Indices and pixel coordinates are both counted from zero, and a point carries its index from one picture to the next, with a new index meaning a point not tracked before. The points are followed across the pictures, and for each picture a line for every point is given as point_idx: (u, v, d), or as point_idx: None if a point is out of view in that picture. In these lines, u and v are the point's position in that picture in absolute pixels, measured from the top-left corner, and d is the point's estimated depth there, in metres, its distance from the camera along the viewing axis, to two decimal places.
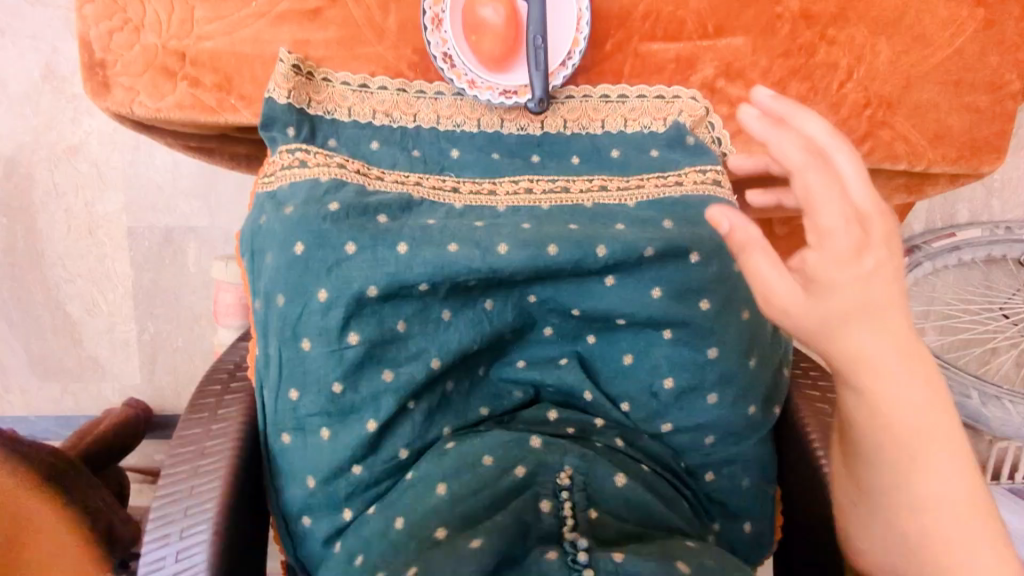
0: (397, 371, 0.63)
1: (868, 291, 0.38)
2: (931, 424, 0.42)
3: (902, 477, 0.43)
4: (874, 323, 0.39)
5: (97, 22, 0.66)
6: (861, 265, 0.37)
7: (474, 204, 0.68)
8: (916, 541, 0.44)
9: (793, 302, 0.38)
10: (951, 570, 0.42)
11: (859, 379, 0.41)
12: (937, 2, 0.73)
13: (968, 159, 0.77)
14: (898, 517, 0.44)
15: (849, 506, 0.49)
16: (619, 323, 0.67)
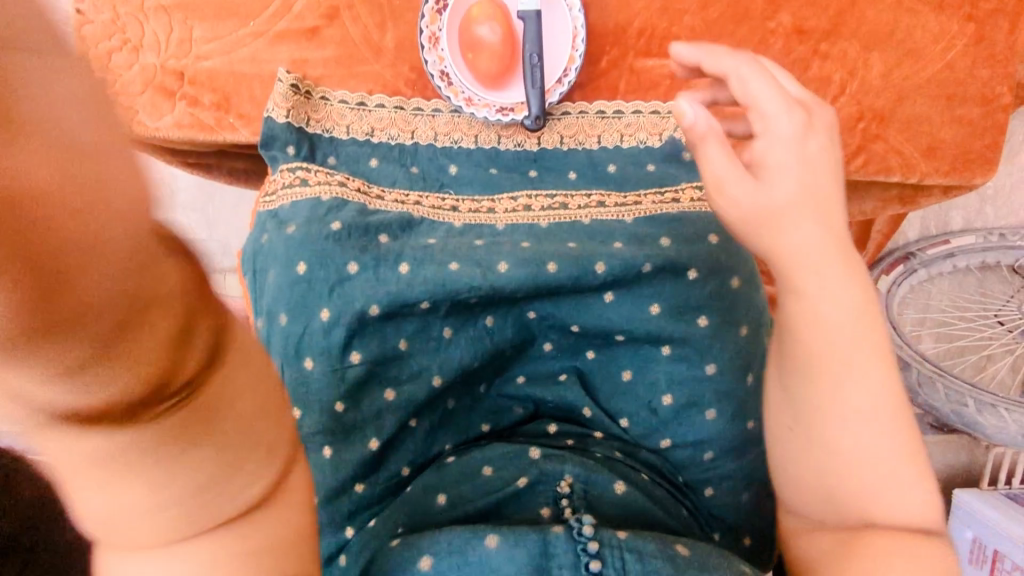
0: (399, 389, 0.63)
1: (814, 170, 0.47)
2: (857, 335, 0.46)
3: (833, 383, 0.45)
4: (812, 212, 0.46)
5: (96, 42, 0.66)
6: (807, 144, 0.47)
7: (473, 222, 0.69)
8: (846, 452, 0.45)
9: (744, 180, 0.45)
10: (879, 478, 0.44)
11: (800, 271, 0.46)
12: (928, 17, 0.74)
13: (960, 171, 0.78)
14: (827, 428, 0.45)
15: (778, 445, 0.49)
16: (618, 340, 0.68)
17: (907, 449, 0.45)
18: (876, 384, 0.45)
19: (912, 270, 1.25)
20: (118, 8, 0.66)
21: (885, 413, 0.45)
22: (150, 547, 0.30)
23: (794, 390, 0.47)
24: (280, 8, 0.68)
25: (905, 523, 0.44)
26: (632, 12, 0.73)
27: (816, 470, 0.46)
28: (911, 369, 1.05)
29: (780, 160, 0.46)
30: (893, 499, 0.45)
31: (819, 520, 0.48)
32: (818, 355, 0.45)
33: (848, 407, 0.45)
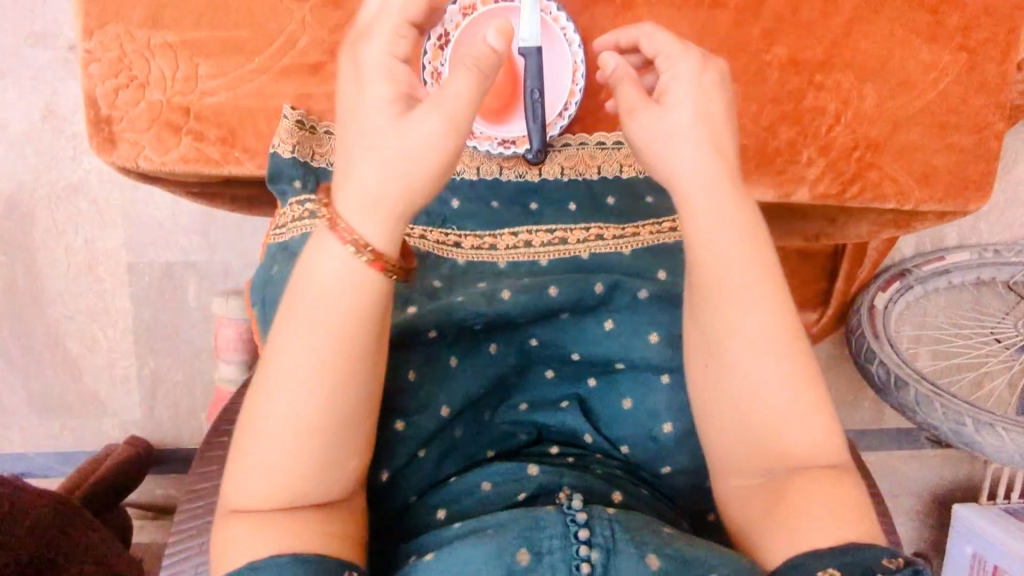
0: (408, 421, 0.63)
1: (711, 132, 0.56)
2: (749, 266, 0.55)
3: (727, 306, 0.55)
4: (705, 148, 0.56)
5: (103, 80, 0.67)
6: (704, 101, 0.56)
7: (475, 260, 0.70)
8: (741, 370, 0.55)
9: (649, 111, 0.57)
10: (765, 399, 0.54)
11: (696, 199, 0.56)
12: (921, 47, 0.75)
13: (955, 198, 0.79)
14: (727, 350, 0.55)
15: (697, 380, 0.58)
16: (617, 368, 0.70)
17: (801, 379, 0.55)
18: (768, 319, 0.55)
19: (908, 287, 1.25)
20: (125, 46, 0.67)
21: (778, 344, 0.55)
22: (297, 484, 0.48)
23: (702, 324, 0.56)
24: (284, 44, 0.68)
25: (796, 450, 0.54)
26: None
27: (733, 406, 0.55)
28: (909, 388, 1.07)
29: (677, 122, 0.56)
30: (796, 430, 0.54)
31: (738, 462, 0.56)
32: (714, 296, 0.55)
33: (745, 344, 0.54)
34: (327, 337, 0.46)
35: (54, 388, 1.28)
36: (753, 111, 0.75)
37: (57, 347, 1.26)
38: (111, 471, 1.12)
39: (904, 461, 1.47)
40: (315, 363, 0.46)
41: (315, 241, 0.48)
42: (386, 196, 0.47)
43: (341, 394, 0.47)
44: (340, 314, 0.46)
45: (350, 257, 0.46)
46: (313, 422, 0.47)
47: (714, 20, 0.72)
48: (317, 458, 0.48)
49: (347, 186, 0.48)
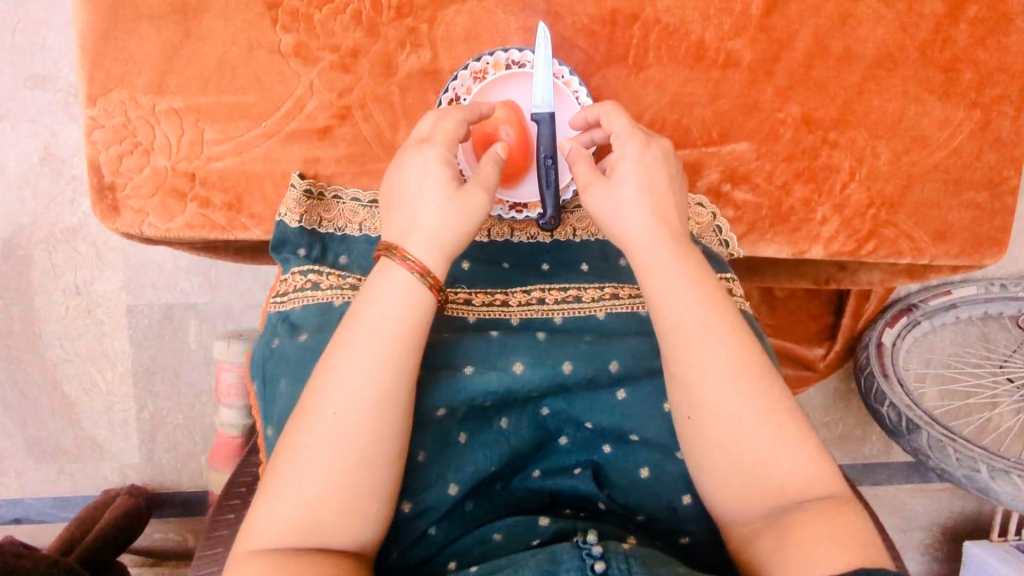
0: (416, 500, 0.62)
1: (656, 194, 0.60)
2: (709, 307, 0.57)
3: (698, 354, 0.56)
4: (657, 204, 0.60)
5: (106, 146, 0.66)
6: (649, 177, 0.61)
7: (487, 318, 0.69)
8: (727, 411, 0.55)
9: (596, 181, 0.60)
10: (757, 429, 0.55)
11: (653, 255, 0.58)
12: (935, 104, 0.74)
13: (971, 253, 0.78)
14: (707, 397, 0.56)
15: (683, 433, 0.58)
16: (632, 439, 0.68)
17: (781, 411, 0.56)
18: (739, 357, 0.56)
19: (915, 322, 1.21)
20: (129, 112, 0.66)
21: (751, 379, 0.56)
22: (352, 504, 0.50)
23: (675, 377, 0.57)
24: (292, 108, 0.67)
25: (791, 476, 0.54)
26: (643, 104, 0.71)
27: (722, 451, 0.55)
28: (922, 432, 1.05)
29: (626, 190, 0.59)
30: (785, 463, 0.54)
31: (740, 505, 0.56)
32: (683, 345, 0.56)
33: (719, 387, 0.55)
34: (383, 366, 0.52)
35: (51, 432, 1.24)
36: (767, 170, 0.74)
37: (54, 391, 1.22)
38: (113, 519, 1.11)
39: (912, 495, 1.45)
40: (373, 388, 0.51)
41: (373, 281, 0.55)
42: (447, 239, 0.56)
43: (387, 426, 0.52)
44: (398, 348, 0.53)
45: (413, 294, 0.54)
46: (357, 448, 0.51)
47: (727, 80, 0.71)
48: (348, 488, 0.50)
49: (411, 232, 0.56)
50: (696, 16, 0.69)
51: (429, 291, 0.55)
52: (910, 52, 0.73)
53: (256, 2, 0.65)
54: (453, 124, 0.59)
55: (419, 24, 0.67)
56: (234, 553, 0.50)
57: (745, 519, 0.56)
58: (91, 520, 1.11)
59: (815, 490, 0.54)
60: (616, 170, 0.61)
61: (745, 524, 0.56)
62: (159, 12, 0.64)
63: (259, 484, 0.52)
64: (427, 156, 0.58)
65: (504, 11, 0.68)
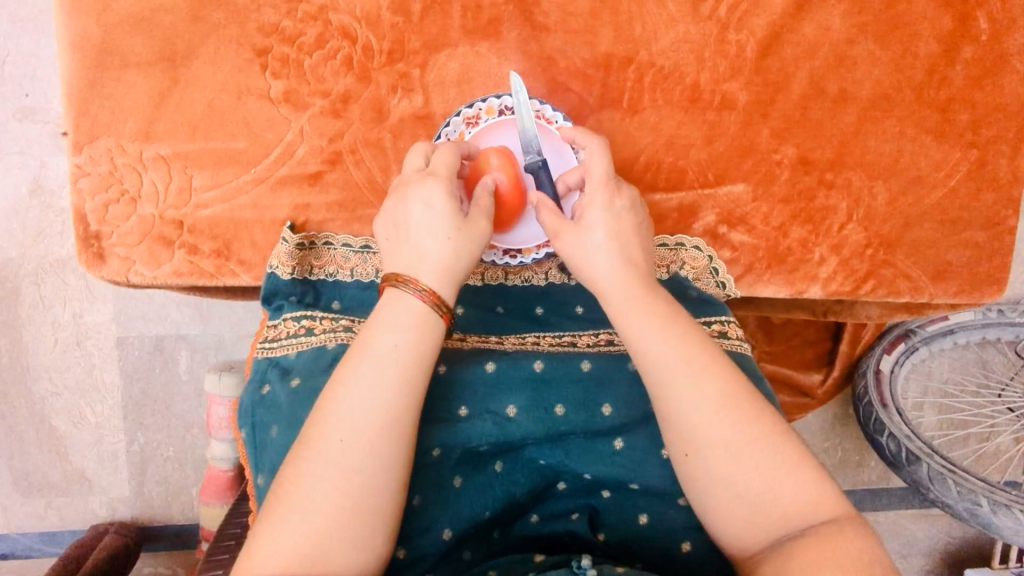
0: (410, 546, 0.61)
1: (621, 240, 0.60)
2: (688, 342, 0.57)
3: (682, 391, 0.55)
4: (626, 244, 0.60)
5: (93, 194, 0.65)
6: (617, 221, 0.60)
7: (482, 348, 0.68)
8: (720, 442, 0.54)
9: (564, 229, 0.61)
10: (753, 457, 0.53)
11: (625, 298, 0.58)
12: (931, 144, 0.74)
13: (970, 292, 0.77)
14: (699, 432, 0.54)
15: (682, 474, 0.56)
16: (632, 487, 0.65)
17: (779, 435, 0.55)
18: (728, 385, 0.55)
19: (913, 348, 1.20)
20: (115, 159, 0.65)
21: (743, 409, 0.55)
22: (355, 533, 0.49)
23: (663, 417, 0.57)
24: (282, 154, 0.66)
25: (793, 500, 0.53)
26: (638, 147, 0.70)
27: (723, 485, 0.54)
28: (921, 464, 1.04)
29: (594, 236, 0.60)
30: (788, 488, 0.53)
31: (746, 537, 0.54)
32: (665, 384, 0.56)
33: (711, 419, 0.54)
34: (393, 391, 0.51)
35: (37, 467, 1.21)
36: (764, 211, 0.73)
37: (41, 425, 1.19)
38: (107, 549, 1.11)
39: (912, 520, 1.44)
40: (378, 412, 0.50)
41: (369, 323, 0.55)
42: (458, 267, 0.56)
43: (394, 454, 0.51)
44: (409, 375, 0.52)
45: (423, 320, 0.54)
46: (363, 475, 0.49)
47: (723, 122, 0.70)
48: (354, 517, 0.49)
49: (418, 264, 0.55)
50: (691, 60, 0.69)
51: (440, 316, 0.54)
52: (907, 93, 0.72)
53: (245, 48, 0.64)
54: (449, 161, 0.60)
55: (411, 69, 0.66)
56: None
57: (751, 551, 0.54)
58: (86, 549, 1.11)
59: (820, 514, 0.52)
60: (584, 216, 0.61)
61: (751, 551, 0.54)
62: (147, 59, 0.63)
63: (258, 516, 0.50)
64: (429, 189, 0.57)
65: (497, 55, 0.67)
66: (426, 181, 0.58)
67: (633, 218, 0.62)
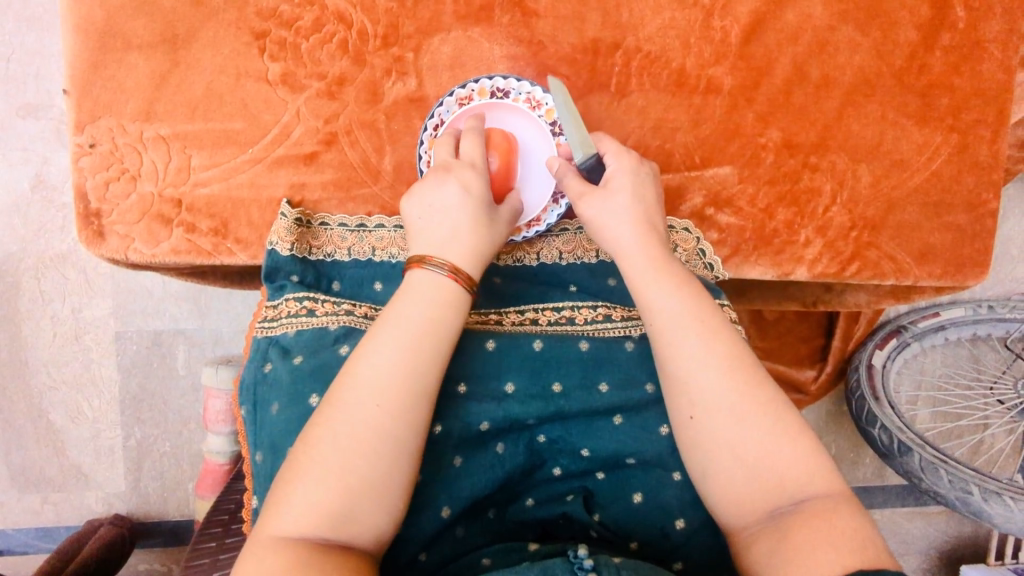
0: (408, 523, 0.60)
1: (641, 205, 0.64)
2: (696, 310, 0.59)
3: (699, 355, 0.57)
4: (645, 210, 0.65)
5: (94, 173, 0.67)
6: (640, 190, 0.65)
7: (481, 330, 0.68)
8: (730, 405, 0.56)
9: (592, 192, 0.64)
10: (759, 421, 0.55)
11: (644, 258, 0.62)
12: (913, 129, 0.75)
13: (954, 274, 0.79)
14: (710, 398, 0.56)
15: (687, 437, 0.58)
16: (629, 462, 0.67)
17: (779, 404, 0.56)
18: (733, 348, 0.58)
19: (905, 344, 1.20)
20: (117, 139, 0.66)
21: (746, 373, 0.57)
22: (381, 493, 0.49)
23: (673, 376, 0.58)
24: (279, 135, 0.68)
25: (800, 469, 0.54)
26: (626, 130, 0.72)
27: (724, 446, 0.55)
28: (914, 454, 1.04)
29: (618, 199, 0.64)
30: (785, 456, 0.54)
31: (743, 507, 0.55)
32: (673, 344, 0.58)
33: (718, 382, 0.56)
34: (423, 355, 0.53)
35: (34, 462, 1.22)
36: (751, 193, 0.74)
37: (39, 419, 1.20)
38: (104, 535, 1.13)
39: (908, 518, 1.43)
40: (403, 374, 0.52)
41: (406, 286, 0.57)
42: (484, 256, 0.60)
43: (419, 416, 0.52)
44: (434, 341, 0.54)
45: (452, 296, 0.56)
46: (392, 436, 0.50)
47: (709, 106, 0.72)
48: (380, 477, 0.49)
49: (446, 246, 0.58)
50: (677, 45, 0.71)
51: (461, 286, 0.57)
52: (888, 78, 0.75)
53: (244, 32, 0.66)
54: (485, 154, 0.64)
55: (404, 52, 0.68)
56: (250, 543, 0.47)
57: (747, 522, 0.55)
58: (83, 535, 1.13)
59: (815, 487, 0.54)
60: (609, 183, 0.65)
61: (747, 521, 0.55)
62: (149, 42, 0.65)
63: (281, 474, 0.50)
64: (464, 177, 0.61)
65: (488, 40, 0.69)
66: (465, 169, 0.62)
67: (654, 190, 0.67)
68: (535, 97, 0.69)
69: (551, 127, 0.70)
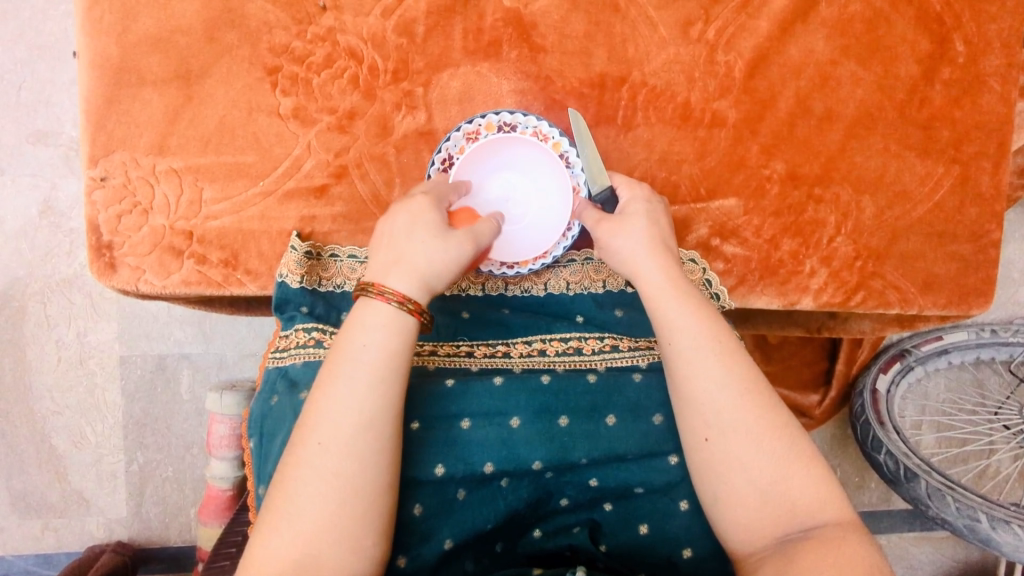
0: (411, 556, 0.60)
1: (656, 230, 0.65)
2: (709, 333, 0.59)
3: (711, 380, 0.57)
4: (655, 239, 0.64)
5: (106, 206, 0.67)
6: (654, 221, 0.65)
7: (490, 367, 0.69)
8: (740, 433, 0.56)
9: (606, 223, 0.65)
10: (772, 449, 0.55)
11: (651, 290, 0.62)
12: (915, 160, 0.76)
13: (958, 304, 0.79)
14: (725, 422, 0.56)
15: (698, 460, 0.58)
16: (637, 492, 0.67)
17: (791, 429, 0.57)
18: (749, 372, 0.58)
19: (909, 367, 1.20)
20: (129, 172, 0.67)
21: (761, 397, 0.57)
22: (346, 536, 0.50)
23: (688, 399, 0.58)
24: (289, 168, 0.69)
25: (808, 498, 0.54)
26: (632, 162, 0.73)
27: (738, 470, 0.56)
28: (920, 481, 1.04)
29: (634, 228, 0.64)
30: (798, 482, 0.55)
31: (752, 530, 0.55)
32: (692, 365, 0.58)
33: (734, 405, 0.56)
34: (377, 393, 0.53)
35: (36, 487, 1.21)
36: (756, 224, 0.75)
37: (42, 444, 1.19)
38: (104, 562, 1.13)
39: (915, 543, 1.42)
40: (356, 415, 0.52)
41: (354, 316, 0.56)
42: (431, 276, 0.58)
43: (377, 452, 0.52)
44: (386, 375, 0.53)
45: (393, 321, 0.55)
46: (350, 475, 0.51)
47: (713, 138, 0.73)
48: (341, 519, 0.50)
49: (395, 268, 0.57)
50: (682, 79, 0.72)
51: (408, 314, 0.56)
52: (889, 112, 0.76)
53: (256, 68, 0.67)
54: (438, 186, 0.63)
55: (414, 87, 0.69)
56: None
57: (755, 547, 0.55)
58: (84, 563, 1.12)
59: (826, 514, 0.54)
60: (626, 213, 0.66)
61: (756, 549, 0.55)
62: (163, 78, 0.66)
63: (255, 522, 0.51)
64: (421, 204, 0.60)
65: (496, 74, 0.70)
66: (418, 196, 0.61)
67: (668, 219, 0.67)
68: (542, 130, 0.70)
69: (559, 159, 0.71)
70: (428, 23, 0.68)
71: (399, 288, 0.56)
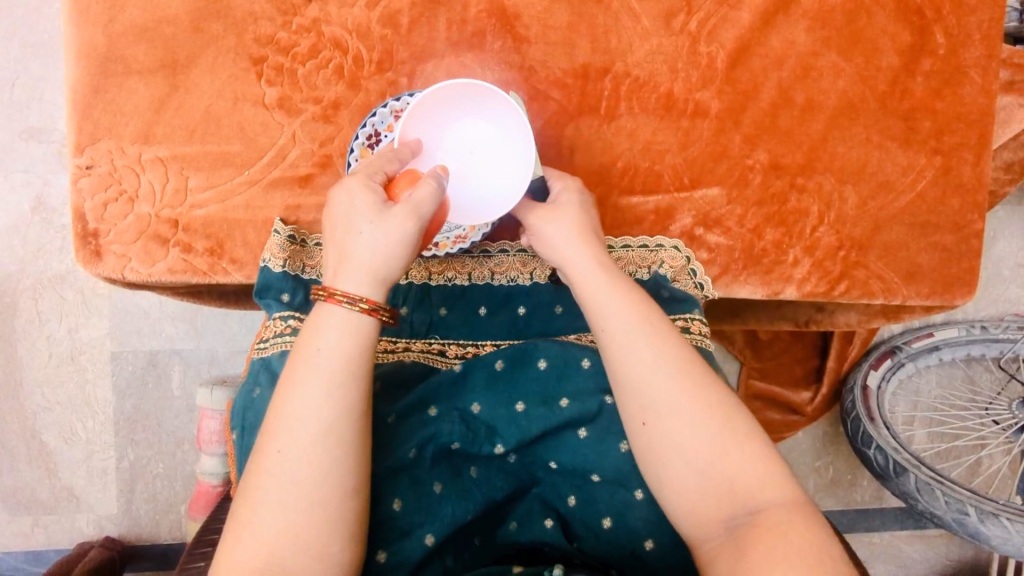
0: (391, 551, 0.59)
1: (587, 219, 0.66)
2: (642, 318, 0.60)
3: (652, 365, 0.57)
4: (586, 231, 0.65)
5: (92, 194, 0.68)
6: (584, 212, 0.66)
7: None
8: (671, 420, 0.56)
9: (538, 211, 0.66)
10: (710, 432, 0.55)
11: (583, 279, 0.62)
12: (897, 151, 0.77)
13: (941, 293, 0.80)
14: (659, 409, 0.56)
15: (639, 446, 0.58)
16: (593, 479, 0.65)
17: (727, 406, 0.57)
18: (682, 352, 0.59)
19: (899, 364, 1.20)
20: (115, 161, 0.68)
21: (694, 374, 0.58)
22: (313, 545, 0.50)
23: (620, 385, 0.58)
24: (274, 157, 0.70)
25: (749, 481, 0.54)
26: (615, 151, 0.73)
27: (674, 450, 0.55)
28: (909, 475, 1.04)
29: (564, 218, 0.65)
30: (735, 459, 0.55)
31: (698, 517, 0.55)
32: (627, 344, 0.58)
33: (671, 384, 0.57)
34: (331, 399, 0.53)
35: (26, 484, 1.20)
36: (739, 214, 0.76)
37: (32, 441, 1.19)
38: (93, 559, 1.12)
39: (908, 541, 1.42)
40: (315, 423, 0.52)
41: (312, 320, 0.56)
42: (377, 269, 0.56)
43: (332, 460, 0.52)
44: (346, 380, 0.53)
45: (352, 322, 0.55)
46: (311, 482, 0.51)
47: (696, 129, 0.74)
48: (303, 524, 0.51)
49: (343, 269, 0.56)
50: (665, 70, 0.73)
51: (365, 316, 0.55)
52: (871, 103, 0.76)
53: (242, 58, 0.68)
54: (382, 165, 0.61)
55: (399, 77, 0.70)
56: None
57: (709, 535, 0.54)
58: (71, 559, 1.12)
59: (766, 495, 0.53)
60: (557, 203, 0.66)
61: (709, 543, 0.54)
62: (148, 67, 0.67)
63: (224, 530, 0.52)
64: (353, 190, 0.58)
65: (479, 65, 0.71)
66: (352, 182, 0.59)
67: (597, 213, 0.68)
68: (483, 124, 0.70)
69: None
70: (413, 14, 0.69)
71: (347, 288, 0.55)
